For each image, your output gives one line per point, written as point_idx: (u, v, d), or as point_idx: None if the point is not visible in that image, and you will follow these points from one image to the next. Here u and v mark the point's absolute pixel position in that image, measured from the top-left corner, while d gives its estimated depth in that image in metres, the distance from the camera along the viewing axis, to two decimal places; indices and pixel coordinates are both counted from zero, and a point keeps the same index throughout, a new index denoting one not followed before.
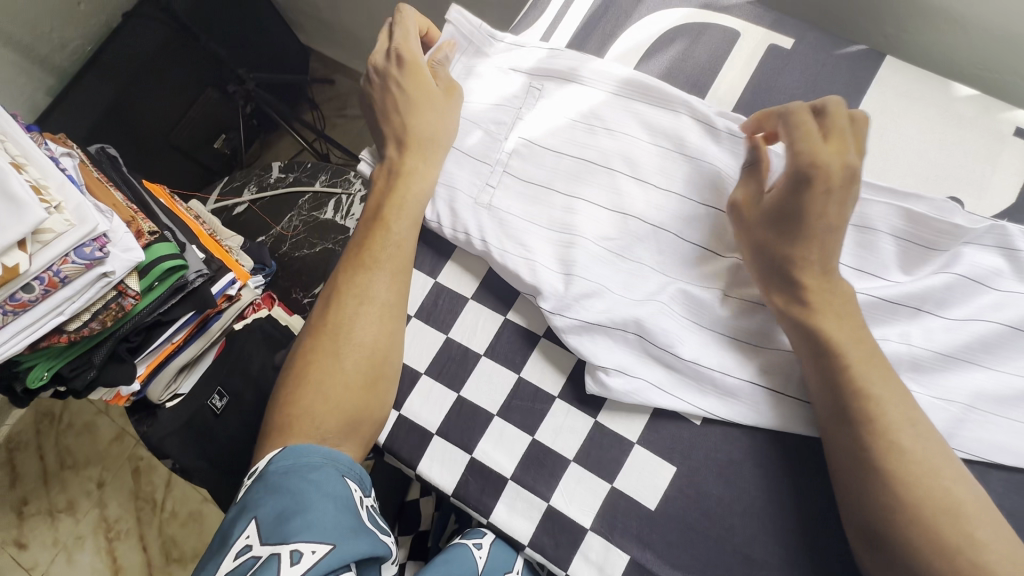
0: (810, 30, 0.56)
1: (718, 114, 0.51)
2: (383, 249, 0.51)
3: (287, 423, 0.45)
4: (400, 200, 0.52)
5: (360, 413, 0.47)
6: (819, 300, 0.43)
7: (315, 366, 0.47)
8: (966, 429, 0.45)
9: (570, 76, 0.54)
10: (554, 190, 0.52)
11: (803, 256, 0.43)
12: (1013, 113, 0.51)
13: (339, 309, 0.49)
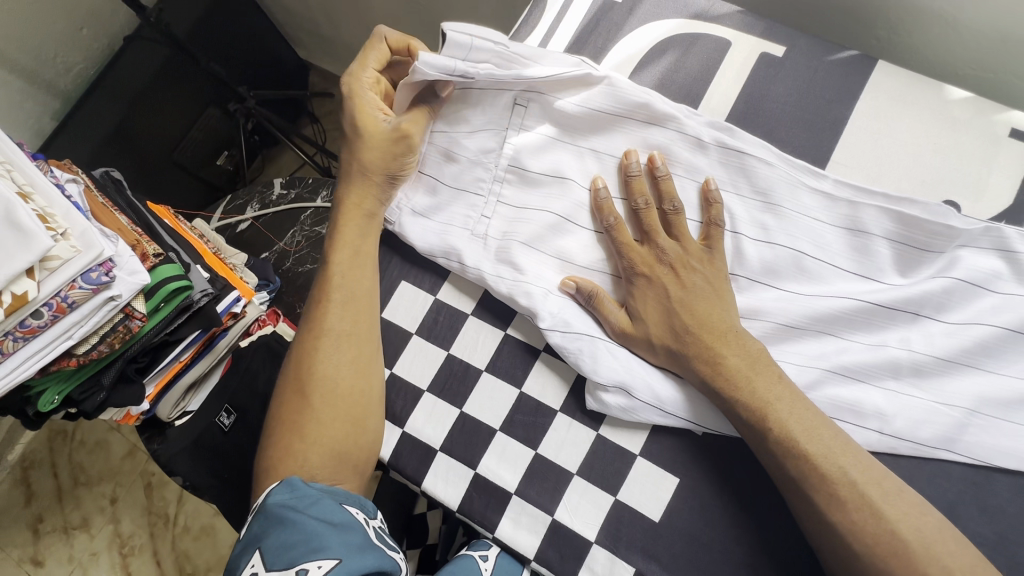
0: (801, 37, 0.56)
1: (708, 125, 0.51)
2: (334, 288, 0.53)
3: (275, 470, 0.49)
4: (347, 239, 0.54)
5: (343, 442, 0.49)
6: (725, 355, 0.45)
7: (287, 412, 0.51)
8: (968, 434, 0.45)
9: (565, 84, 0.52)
10: (552, 209, 0.53)
11: (690, 326, 0.46)
12: (1008, 114, 0.51)
13: (304, 354, 0.52)
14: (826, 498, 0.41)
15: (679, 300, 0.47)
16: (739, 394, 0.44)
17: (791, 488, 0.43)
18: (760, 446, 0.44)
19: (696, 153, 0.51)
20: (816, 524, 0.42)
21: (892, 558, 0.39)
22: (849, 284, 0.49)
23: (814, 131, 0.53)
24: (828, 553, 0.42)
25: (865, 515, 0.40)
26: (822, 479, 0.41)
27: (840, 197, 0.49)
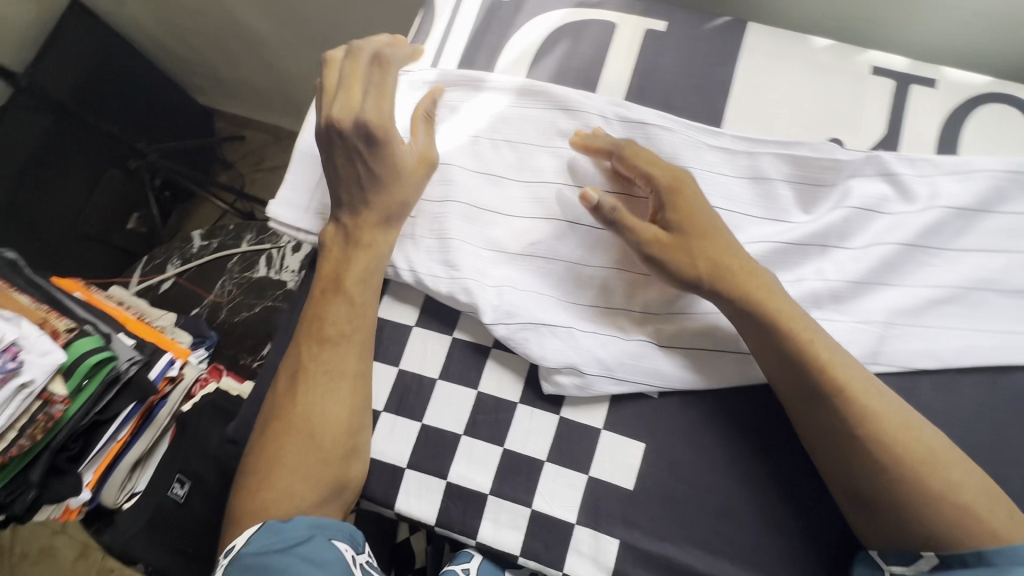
0: (678, 11, 0.60)
1: (611, 104, 0.55)
2: (345, 318, 0.49)
3: (262, 506, 0.45)
4: (358, 265, 0.50)
5: (341, 481, 0.47)
6: (764, 299, 0.45)
7: (283, 448, 0.47)
8: (890, 345, 0.49)
9: (476, 85, 0.56)
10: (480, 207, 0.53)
11: (719, 264, 0.46)
12: (865, 55, 0.56)
13: (311, 391, 0.48)
14: (875, 429, 0.41)
15: (706, 238, 0.47)
16: (781, 329, 0.44)
17: (826, 412, 0.43)
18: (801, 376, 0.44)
19: (605, 131, 0.54)
20: (852, 449, 0.42)
21: (933, 474, 0.41)
22: (762, 228, 0.52)
23: (705, 93, 0.57)
24: (858, 477, 0.42)
25: (908, 440, 0.41)
26: (858, 408, 0.42)
27: (738, 150, 0.53)
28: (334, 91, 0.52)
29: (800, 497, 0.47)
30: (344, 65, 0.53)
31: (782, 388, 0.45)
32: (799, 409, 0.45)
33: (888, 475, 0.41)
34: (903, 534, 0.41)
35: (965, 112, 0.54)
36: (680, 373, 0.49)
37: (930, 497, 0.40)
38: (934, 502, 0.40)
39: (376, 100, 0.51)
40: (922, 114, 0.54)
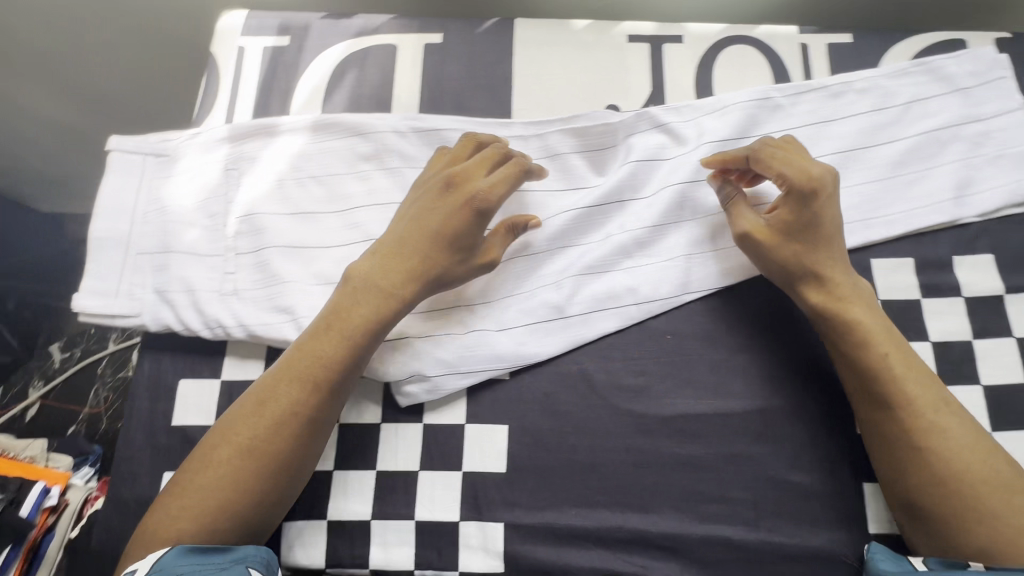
0: (450, 21, 0.63)
1: (404, 120, 0.58)
2: (328, 359, 0.46)
3: (165, 538, 0.41)
4: (359, 313, 0.47)
5: (260, 528, 0.45)
6: (851, 316, 0.48)
7: (212, 477, 0.43)
8: (695, 273, 0.54)
9: (270, 130, 0.57)
10: (299, 245, 0.54)
11: (814, 269, 0.49)
12: (620, 27, 0.62)
13: (273, 430, 0.44)
14: (936, 433, 0.44)
15: (801, 248, 0.49)
16: (858, 339, 0.47)
17: (889, 420, 0.46)
18: (867, 368, 0.47)
19: (404, 145, 0.57)
20: (911, 447, 0.45)
21: (989, 479, 0.43)
22: (564, 199, 0.56)
23: (491, 90, 0.61)
24: (910, 476, 0.45)
25: (968, 448, 0.44)
26: (929, 413, 0.45)
27: (529, 135, 0.58)
28: (489, 156, 0.52)
29: (655, 430, 0.51)
30: (459, 143, 0.53)
31: (846, 371, 0.48)
32: (875, 410, 0.46)
33: (945, 485, 0.43)
34: (950, 543, 0.43)
35: (711, 58, 0.61)
36: (521, 350, 0.52)
37: (975, 510, 0.42)
38: (977, 516, 0.42)
39: (473, 172, 0.51)
40: (677, 68, 0.61)
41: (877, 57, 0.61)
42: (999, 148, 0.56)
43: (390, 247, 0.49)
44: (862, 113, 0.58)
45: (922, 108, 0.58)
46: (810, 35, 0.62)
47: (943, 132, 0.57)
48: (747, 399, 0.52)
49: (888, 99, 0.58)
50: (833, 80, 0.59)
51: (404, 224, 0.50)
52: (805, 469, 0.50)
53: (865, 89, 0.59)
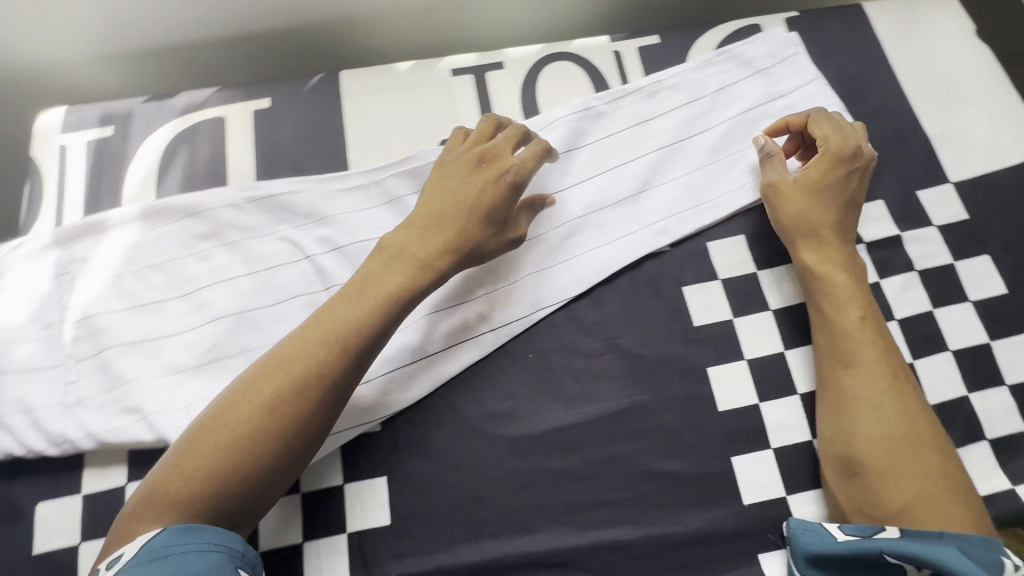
0: (275, 85, 0.64)
1: (241, 192, 0.58)
2: (357, 325, 0.47)
3: (166, 507, 0.41)
4: (386, 286, 0.48)
5: (256, 504, 0.44)
6: (827, 276, 0.53)
7: (226, 436, 0.43)
8: (544, 289, 0.56)
9: (98, 227, 0.56)
10: (143, 339, 0.53)
11: (824, 225, 0.54)
12: (442, 63, 0.64)
13: (295, 388, 0.44)
14: (884, 397, 0.48)
15: (811, 206, 0.54)
16: (834, 292, 0.52)
17: (846, 376, 0.50)
18: (832, 323, 0.51)
19: (243, 217, 0.58)
20: (857, 403, 0.49)
21: (922, 448, 0.47)
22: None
23: (326, 145, 0.62)
24: (857, 433, 0.48)
25: (910, 414, 0.48)
26: (886, 370, 0.49)
27: (366, 184, 0.59)
28: (517, 135, 0.54)
29: (528, 450, 0.52)
30: (482, 123, 0.55)
31: (820, 320, 0.52)
32: (836, 369, 0.50)
33: (890, 441, 0.47)
34: (876, 501, 0.46)
35: (533, 79, 0.64)
36: (384, 399, 0.52)
37: (901, 469, 0.46)
38: (902, 475, 0.46)
39: (506, 144, 0.53)
40: (502, 93, 0.63)
41: (685, 52, 0.65)
42: (802, 118, 0.61)
43: (424, 219, 0.51)
44: (678, 108, 0.61)
45: (730, 93, 0.62)
46: (622, 42, 0.65)
47: (751, 113, 0.61)
48: (610, 401, 0.53)
49: (699, 90, 0.62)
50: (647, 81, 0.62)
51: (439, 197, 0.52)
52: (675, 457, 0.52)
53: (678, 84, 0.62)
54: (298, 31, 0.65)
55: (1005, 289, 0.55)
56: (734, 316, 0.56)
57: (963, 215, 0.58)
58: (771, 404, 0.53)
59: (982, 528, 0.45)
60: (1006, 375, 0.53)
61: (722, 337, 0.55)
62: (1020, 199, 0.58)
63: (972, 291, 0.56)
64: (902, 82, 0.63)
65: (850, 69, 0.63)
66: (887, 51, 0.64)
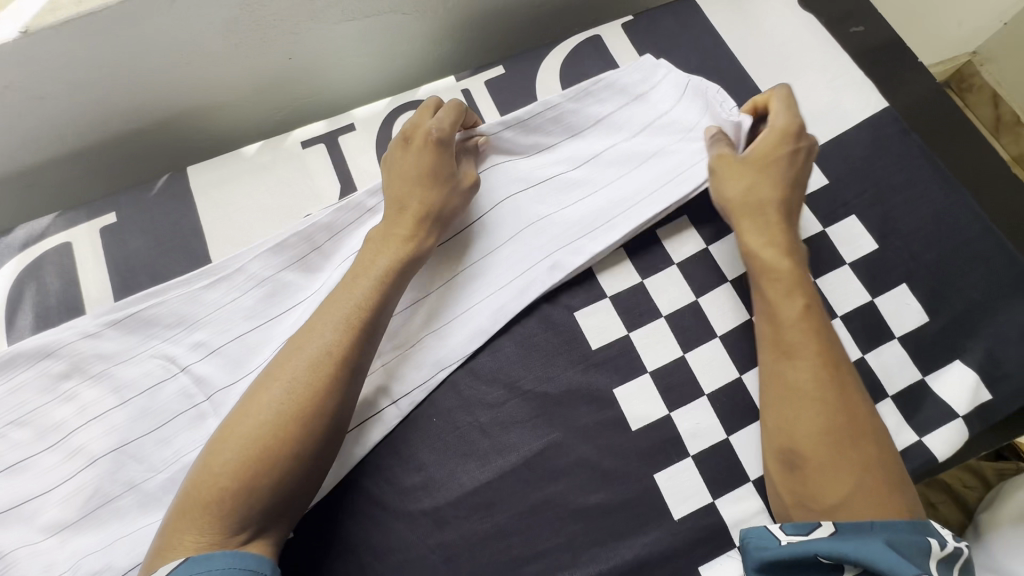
0: (120, 196, 0.60)
1: (96, 317, 0.54)
2: (352, 312, 0.49)
3: (203, 512, 0.42)
4: (373, 270, 0.50)
5: (291, 500, 0.45)
6: (763, 261, 0.51)
7: (252, 430, 0.44)
8: (434, 348, 0.54)
9: None
10: (17, 503, 0.50)
11: (769, 211, 0.52)
12: (291, 138, 0.62)
13: (312, 371, 0.46)
14: (825, 385, 0.47)
15: (754, 181, 0.52)
16: (776, 277, 0.50)
17: (789, 368, 0.48)
18: (773, 306, 0.50)
19: (103, 343, 0.54)
20: (801, 394, 0.47)
21: (863, 441, 0.45)
22: (290, 321, 0.55)
23: (186, 247, 0.59)
24: (799, 424, 0.46)
25: (851, 405, 0.46)
26: (824, 360, 0.48)
27: (230, 277, 0.56)
28: (433, 107, 0.55)
29: (450, 519, 0.50)
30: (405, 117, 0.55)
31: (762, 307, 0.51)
32: (779, 359, 0.49)
33: (831, 434, 0.45)
34: (816, 494, 0.45)
35: (387, 135, 0.62)
36: None
37: (841, 463, 0.45)
38: (842, 467, 0.45)
39: (426, 112, 0.54)
40: (358, 157, 0.62)
41: (533, 78, 0.64)
42: (685, 129, 0.58)
43: (394, 201, 0.53)
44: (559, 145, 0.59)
45: (611, 119, 0.60)
46: (468, 80, 0.64)
47: (634, 139, 0.59)
48: (523, 447, 0.52)
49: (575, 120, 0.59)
50: (526, 111, 0.57)
51: (397, 181, 0.53)
52: (598, 489, 0.51)
53: (559, 115, 0.59)
54: (137, 133, 0.62)
55: (876, 244, 0.57)
56: (629, 331, 0.55)
57: (823, 180, 0.59)
58: (682, 412, 0.53)
59: (913, 513, 0.44)
60: (894, 328, 0.54)
61: (622, 354, 0.54)
62: (871, 154, 0.60)
63: (847, 253, 0.57)
64: (743, 64, 0.64)
65: (692, 62, 0.65)
66: (723, 36, 0.65)
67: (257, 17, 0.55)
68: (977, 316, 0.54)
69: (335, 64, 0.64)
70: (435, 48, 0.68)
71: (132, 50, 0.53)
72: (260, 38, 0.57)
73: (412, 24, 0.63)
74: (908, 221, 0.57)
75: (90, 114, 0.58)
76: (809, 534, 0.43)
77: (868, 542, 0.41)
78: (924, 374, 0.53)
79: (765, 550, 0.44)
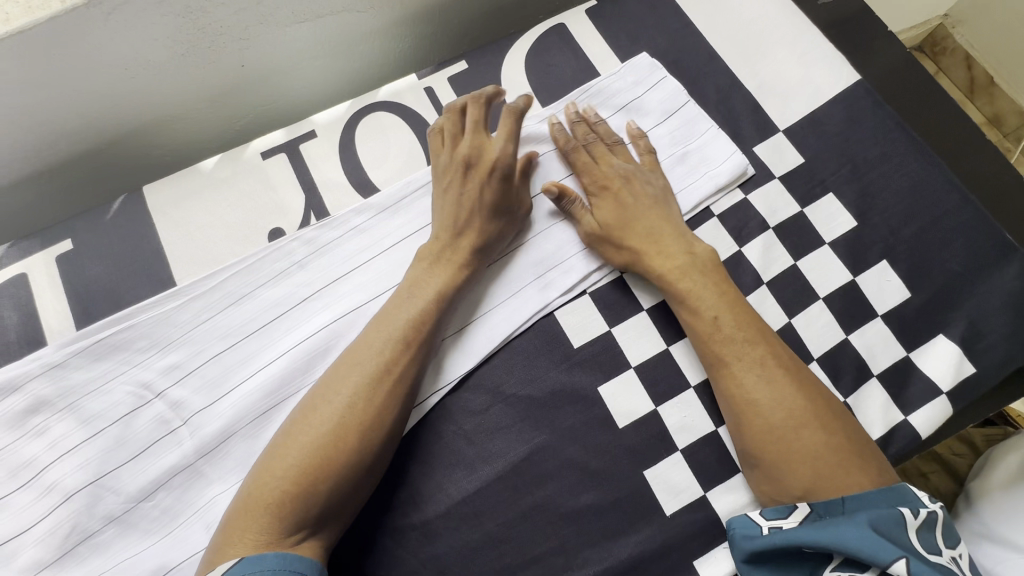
0: (75, 222, 0.58)
1: (61, 347, 0.52)
2: (405, 323, 0.49)
3: (261, 512, 0.41)
4: (425, 282, 0.51)
5: (341, 508, 0.44)
6: (673, 282, 0.52)
7: (312, 436, 0.44)
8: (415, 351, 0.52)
9: None
10: None
11: (637, 247, 0.53)
12: (250, 149, 0.60)
13: (370, 381, 0.46)
14: (741, 389, 0.47)
15: (614, 226, 0.54)
16: (683, 293, 0.51)
17: (727, 377, 0.48)
18: (691, 327, 0.51)
19: (69, 375, 0.51)
20: (729, 403, 0.48)
21: (793, 433, 0.46)
22: (267, 338, 0.54)
23: (149, 270, 0.56)
24: (742, 432, 0.47)
25: (769, 402, 0.46)
26: (747, 359, 0.48)
27: (200, 296, 0.54)
28: (486, 131, 0.55)
29: (442, 530, 0.49)
30: (450, 130, 0.55)
31: (689, 320, 0.51)
32: (712, 371, 0.50)
33: (766, 434, 0.46)
34: (781, 490, 0.46)
35: (350, 140, 0.60)
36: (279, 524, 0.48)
37: (780, 461, 0.45)
38: (781, 464, 0.45)
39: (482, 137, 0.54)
40: (321, 165, 0.59)
41: (497, 71, 0.62)
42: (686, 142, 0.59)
43: (445, 228, 0.53)
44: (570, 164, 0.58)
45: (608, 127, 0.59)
46: (430, 77, 0.62)
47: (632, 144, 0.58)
48: (509, 453, 0.51)
49: (581, 129, 0.57)
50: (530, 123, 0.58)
51: (454, 205, 0.53)
52: (589, 490, 0.50)
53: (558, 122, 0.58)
54: (89, 153, 0.60)
55: (854, 222, 0.56)
56: (611, 326, 0.54)
57: (798, 159, 0.58)
58: (668, 405, 0.52)
59: (883, 477, 0.45)
60: (876, 306, 0.54)
61: (605, 352, 0.53)
62: (846, 129, 0.59)
63: (826, 233, 0.56)
64: (712, 44, 0.62)
65: (660, 44, 0.63)
66: (690, 16, 0.63)
67: (204, 25, 0.52)
68: (960, 287, 0.54)
69: (291, 69, 0.62)
70: (393, 45, 0.66)
71: (69, 69, 0.50)
72: (208, 46, 0.54)
73: (368, 22, 0.61)
74: (886, 196, 0.57)
75: (38, 140, 0.56)
76: (788, 518, 0.44)
77: (842, 529, 0.41)
78: (908, 350, 0.53)
79: (751, 539, 0.44)
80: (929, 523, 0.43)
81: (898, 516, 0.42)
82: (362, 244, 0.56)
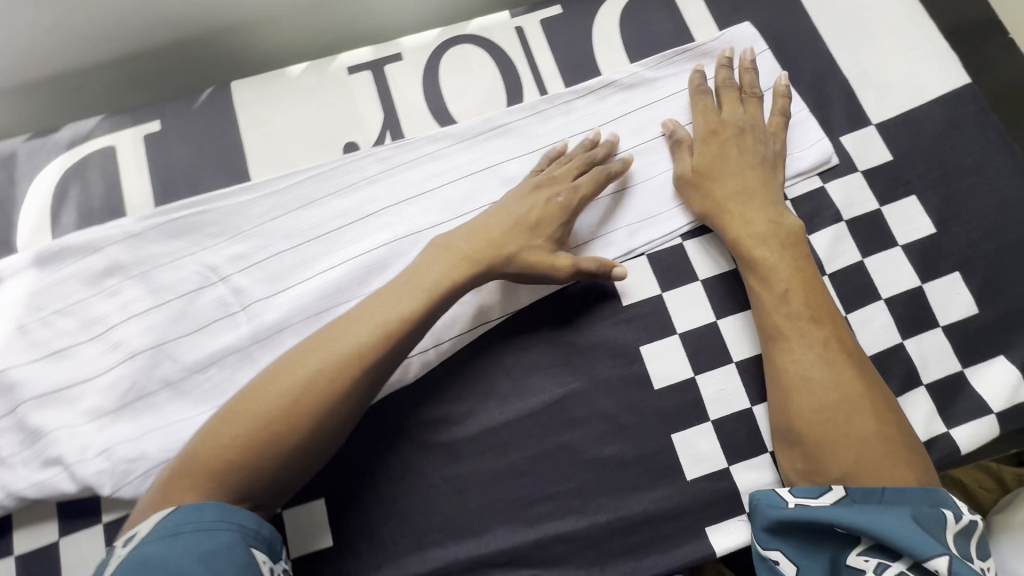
0: (165, 105, 0.60)
1: (143, 220, 0.55)
2: (404, 293, 0.47)
3: (215, 461, 0.41)
4: (489, 238, 0.51)
5: (291, 470, 0.44)
6: (748, 250, 0.51)
7: (284, 392, 0.43)
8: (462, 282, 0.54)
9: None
10: (60, 388, 0.52)
11: (724, 202, 0.53)
12: (336, 61, 0.61)
13: (356, 344, 0.45)
14: (803, 360, 0.47)
15: (711, 171, 0.54)
16: (756, 262, 0.51)
17: (783, 348, 0.48)
18: (759, 294, 0.50)
19: (145, 246, 0.54)
20: (782, 373, 0.48)
21: (849, 412, 0.45)
22: (328, 245, 0.55)
23: (228, 162, 0.58)
24: (790, 402, 0.47)
25: (833, 378, 0.46)
26: (817, 332, 0.48)
27: (273, 195, 0.56)
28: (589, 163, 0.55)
29: (468, 452, 0.51)
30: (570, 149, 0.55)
31: (755, 286, 0.51)
32: (768, 340, 0.49)
33: (818, 408, 0.46)
34: (817, 466, 0.45)
35: (435, 68, 0.61)
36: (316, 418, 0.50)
37: (826, 437, 0.45)
38: (826, 440, 0.45)
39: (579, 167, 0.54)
40: (403, 88, 0.60)
41: (590, 21, 0.61)
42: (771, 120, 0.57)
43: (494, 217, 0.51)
44: (651, 133, 0.57)
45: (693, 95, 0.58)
46: (522, 17, 0.62)
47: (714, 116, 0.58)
48: (543, 393, 0.52)
49: (721, 74, 0.57)
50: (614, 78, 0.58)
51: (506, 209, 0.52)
52: (614, 442, 0.51)
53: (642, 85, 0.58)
54: (185, 42, 0.62)
55: (933, 228, 0.54)
56: (663, 291, 0.54)
57: (886, 156, 0.56)
58: (707, 376, 0.52)
59: (927, 481, 0.44)
60: (939, 316, 0.52)
61: (653, 315, 0.53)
62: (943, 133, 0.56)
63: (901, 235, 0.54)
64: (817, 24, 0.60)
65: (762, 17, 0.61)
66: None
67: None
68: None
69: None
70: None
71: None
72: None
73: None
74: (972, 208, 0.54)
75: (142, 20, 0.58)
76: (820, 500, 0.44)
77: (883, 518, 0.41)
78: (964, 365, 0.51)
79: (777, 510, 0.45)
80: (967, 529, 0.43)
81: (939, 516, 0.42)
82: (431, 171, 0.57)
